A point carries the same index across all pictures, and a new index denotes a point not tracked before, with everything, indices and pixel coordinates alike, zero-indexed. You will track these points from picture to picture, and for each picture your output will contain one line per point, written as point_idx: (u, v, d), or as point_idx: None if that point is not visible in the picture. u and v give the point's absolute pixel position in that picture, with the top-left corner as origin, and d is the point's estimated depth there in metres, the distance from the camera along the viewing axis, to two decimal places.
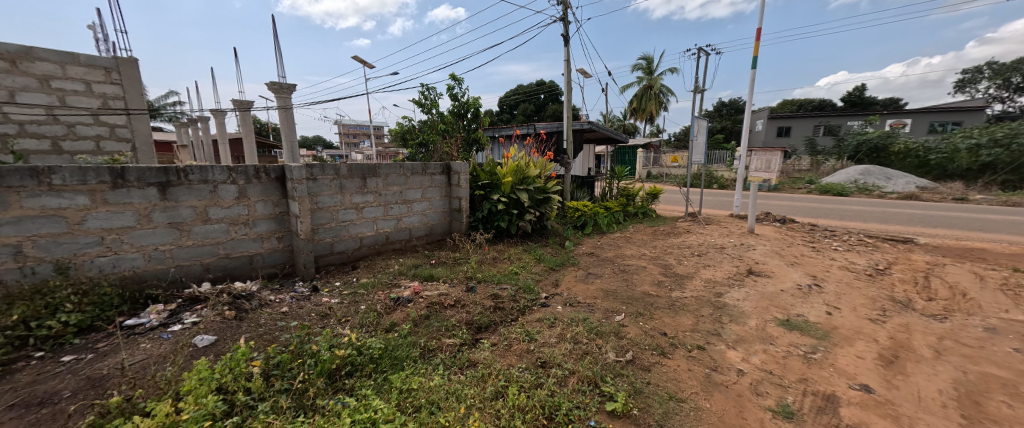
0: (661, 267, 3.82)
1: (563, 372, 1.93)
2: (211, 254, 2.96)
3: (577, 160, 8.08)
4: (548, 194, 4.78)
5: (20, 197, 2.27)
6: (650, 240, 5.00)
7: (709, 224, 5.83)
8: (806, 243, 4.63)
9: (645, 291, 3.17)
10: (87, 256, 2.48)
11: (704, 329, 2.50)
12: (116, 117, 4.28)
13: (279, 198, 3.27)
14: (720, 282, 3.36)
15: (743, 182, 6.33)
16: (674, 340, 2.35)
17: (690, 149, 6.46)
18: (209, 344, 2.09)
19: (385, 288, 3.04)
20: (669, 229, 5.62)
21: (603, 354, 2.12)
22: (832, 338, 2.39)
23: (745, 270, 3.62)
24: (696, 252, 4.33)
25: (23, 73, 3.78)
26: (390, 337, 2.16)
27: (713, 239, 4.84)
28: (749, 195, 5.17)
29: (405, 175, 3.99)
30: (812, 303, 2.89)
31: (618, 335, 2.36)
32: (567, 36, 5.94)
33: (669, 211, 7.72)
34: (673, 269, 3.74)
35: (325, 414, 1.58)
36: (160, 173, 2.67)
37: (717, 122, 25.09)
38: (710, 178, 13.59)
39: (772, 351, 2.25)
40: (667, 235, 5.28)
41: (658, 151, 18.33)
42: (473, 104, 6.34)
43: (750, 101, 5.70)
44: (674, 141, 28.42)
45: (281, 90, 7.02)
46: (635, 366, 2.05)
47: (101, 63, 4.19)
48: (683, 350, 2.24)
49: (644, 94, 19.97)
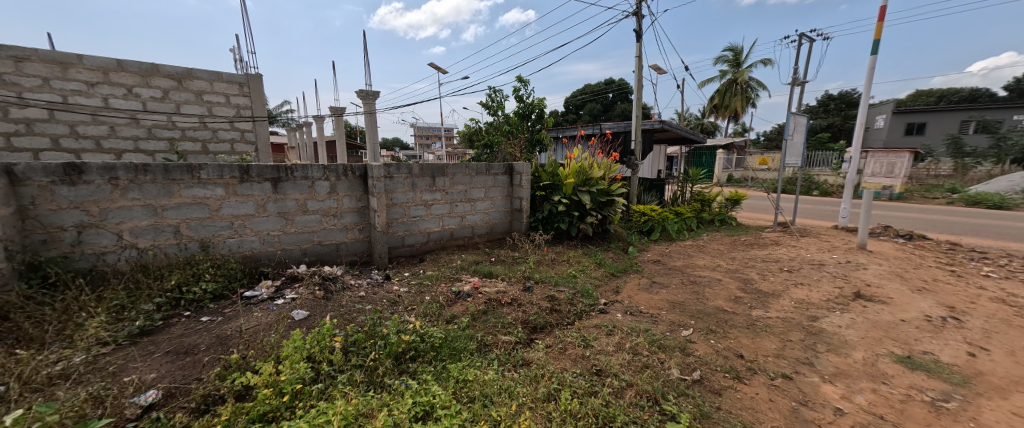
0: (740, 282, 3.46)
1: (619, 382, 1.86)
2: (307, 241, 3.40)
3: (645, 162, 7.69)
4: (612, 196, 4.62)
5: (180, 188, 2.83)
6: (727, 251, 4.56)
7: (805, 236, 5.13)
8: (940, 266, 3.84)
9: (718, 306, 2.92)
10: (221, 237, 3.01)
11: (792, 357, 2.22)
12: (246, 123, 5.13)
13: (362, 193, 3.63)
14: (816, 305, 2.94)
15: (852, 188, 5.41)
16: (753, 364, 2.12)
17: (784, 150, 5.76)
18: (303, 318, 2.41)
19: (448, 281, 3.21)
20: (752, 240, 5.07)
21: (665, 369, 2.00)
22: (973, 386, 1.95)
23: (851, 293, 3.12)
24: (785, 268, 3.84)
25: (186, 89, 4.69)
26: (449, 328, 2.27)
27: (808, 254, 4.26)
28: (861, 205, 4.44)
29: (470, 174, 4.16)
30: (944, 340, 2.39)
31: (684, 351, 2.21)
32: (639, 30, 5.69)
33: (752, 219, 6.98)
34: (755, 285, 3.37)
35: (391, 392, 1.72)
36: (274, 170, 3.14)
37: (821, 120, 21.97)
38: (809, 183, 11.97)
39: (884, 392, 1.90)
40: (749, 246, 4.78)
41: (742, 153, 16.64)
42: (538, 104, 6.37)
43: (865, 92, 4.95)
44: (765, 141, 25.51)
45: (368, 97, 7.77)
46: (704, 387, 1.89)
47: (237, 80, 5.06)
48: (764, 377, 2.01)
49: (728, 89, 18.28)
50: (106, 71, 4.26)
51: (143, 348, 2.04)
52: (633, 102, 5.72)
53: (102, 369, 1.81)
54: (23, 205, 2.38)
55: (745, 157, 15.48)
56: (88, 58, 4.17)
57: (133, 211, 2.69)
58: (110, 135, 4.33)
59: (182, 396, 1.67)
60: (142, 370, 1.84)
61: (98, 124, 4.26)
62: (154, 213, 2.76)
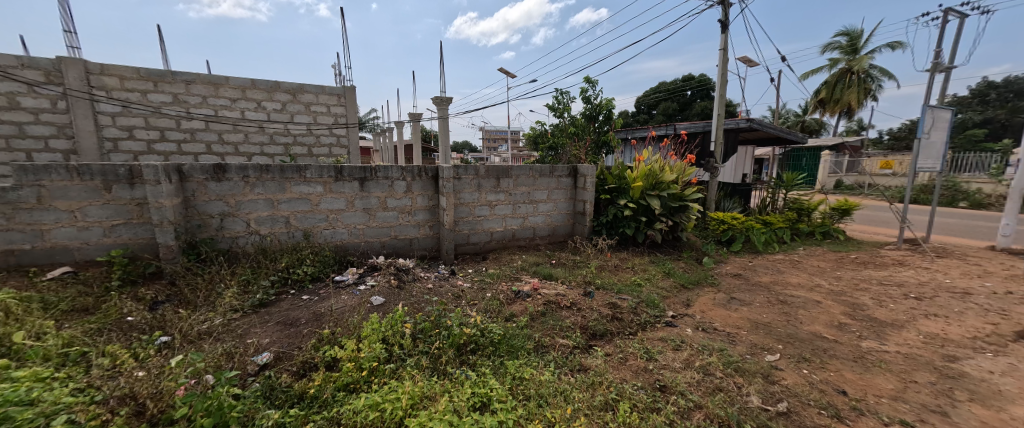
0: (847, 307, 2.95)
1: (686, 402, 1.76)
2: (385, 235, 3.78)
3: (727, 165, 7.04)
4: (686, 202, 4.35)
5: (290, 184, 3.35)
6: (829, 269, 3.96)
7: (942, 258, 4.26)
8: None
9: (813, 331, 2.53)
10: (319, 228, 3.50)
11: (917, 402, 1.80)
12: (342, 130, 5.95)
13: (433, 193, 3.92)
14: (955, 342, 2.40)
15: (1019, 198, 4.43)
16: (859, 404, 1.78)
17: (915, 153, 4.87)
18: (380, 303, 2.71)
19: (508, 280, 3.33)
20: (865, 258, 4.35)
21: (743, 396, 1.82)
22: None
23: (1013, 333, 2.49)
24: (911, 295, 3.21)
25: (299, 102, 5.60)
26: (508, 326, 2.37)
27: (947, 280, 3.54)
28: None
29: (534, 176, 4.24)
30: None
31: (767, 378, 1.97)
32: (726, 21, 5.26)
33: (865, 234, 5.99)
34: (867, 312, 2.86)
35: (453, 380, 1.85)
36: (361, 170, 3.56)
37: (972, 115, 17.92)
38: (956, 191, 9.89)
39: None
40: (861, 265, 4.11)
41: (855, 155, 14.32)
42: (606, 105, 6.24)
43: None
44: (888, 141, 21.57)
45: (443, 103, 8.31)
46: (791, 422, 1.66)
47: (336, 91, 5.84)
48: (874, 421, 1.67)
49: (840, 80, 15.89)
50: (243, 89, 5.23)
51: (260, 317, 2.49)
52: (715, 100, 5.31)
53: (232, 331, 2.25)
54: (187, 196, 3.03)
55: (858, 160, 13.26)
56: (232, 78, 5.17)
57: (257, 204, 3.26)
58: (245, 141, 5.36)
59: (287, 360, 1.99)
60: (259, 334, 2.25)
61: (237, 132, 5.27)
62: (271, 205, 3.32)
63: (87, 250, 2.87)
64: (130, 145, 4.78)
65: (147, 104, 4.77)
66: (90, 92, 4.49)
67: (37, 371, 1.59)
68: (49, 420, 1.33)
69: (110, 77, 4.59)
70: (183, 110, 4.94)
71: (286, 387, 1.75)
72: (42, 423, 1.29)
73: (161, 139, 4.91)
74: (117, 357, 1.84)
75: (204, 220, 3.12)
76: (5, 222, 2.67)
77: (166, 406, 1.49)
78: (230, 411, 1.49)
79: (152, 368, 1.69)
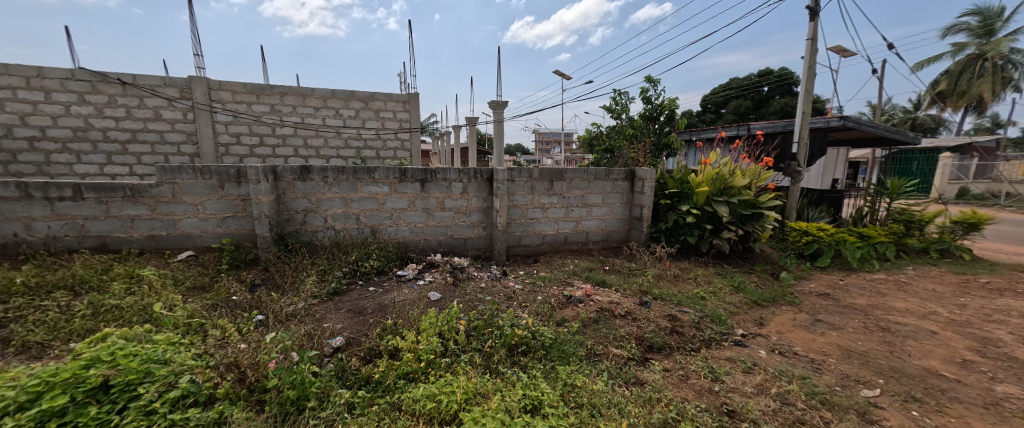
0: (976, 341, 2.41)
1: None
2: (442, 234, 3.98)
3: (813, 169, 6.28)
4: (759, 209, 3.97)
5: (362, 185, 3.67)
6: (949, 294, 3.32)
7: None
8: None
9: (926, 366, 2.08)
10: (384, 225, 3.80)
11: None
12: (406, 134, 6.39)
13: (488, 194, 4.03)
14: None
15: None
16: None
17: None
18: (437, 299, 2.85)
19: (559, 285, 3.30)
20: (1001, 284, 3.58)
21: None
22: None
23: None
24: None
25: (371, 109, 6.12)
26: (559, 330, 2.35)
27: None
28: None
29: (589, 179, 4.17)
30: None
31: (863, 416, 1.68)
32: (813, 8, 4.71)
33: (1001, 254, 4.94)
34: (1008, 349, 2.31)
35: (505, 379, 1.88)
36: (423, 172, 3.78)
37: None
38: None
39: None
40: (996, 292, 3.38)
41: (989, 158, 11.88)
42: (668, 105, 5.92)
43: None
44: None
45: (499, 107, 8.51)
46: None
47: (402, 98, 6.28)
48: None
49: (969, 68, 13.33)
50: (325, 99, 5.86)
51: (335, 304, 2.77)
52: (799, 96, 4.78)
53: (310, 315, 2.53)
54: (279, 194, 3.48)
55: (994, 164, 10.99)
56: (317, 89, 5.81)
57: (334, 202, 3.63)
58: (325, 145, 6.00)
59: (357, 345, 2.19)
60: (332, 319, 2.50)
61: (318, 138, 5.94)
62: (345, 204, 3.67)
63: (204, 238, 3.41)
64: (237, 149, 5.61)
65: (251, 114, 5.56)
66: (210, 104, 5.34)
67: (170, 336, 1.94)
68: (177, 378, 1.63)
69: (225, 92, 5.41)
70: (278, 118, 5.67)
71: (355, 370, 1.92)
72: (172, 379, 1.61)
73: (260, 145, 5.70)
74: (225, 329, 2.17)
75: (291, 215, 3.55)
76: (149, 212, 3.27)
77: (261, 376, 1.73)
78: (310, 387, 1.68)
79: (251, 342, 1.97)
